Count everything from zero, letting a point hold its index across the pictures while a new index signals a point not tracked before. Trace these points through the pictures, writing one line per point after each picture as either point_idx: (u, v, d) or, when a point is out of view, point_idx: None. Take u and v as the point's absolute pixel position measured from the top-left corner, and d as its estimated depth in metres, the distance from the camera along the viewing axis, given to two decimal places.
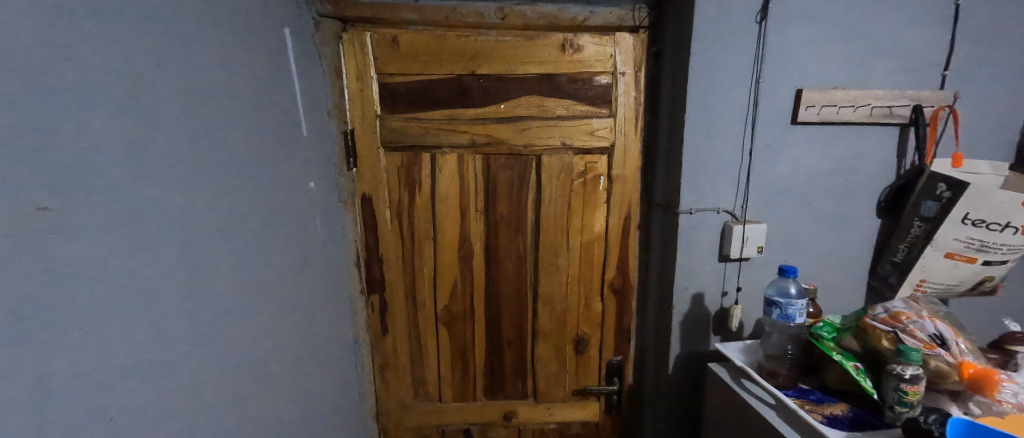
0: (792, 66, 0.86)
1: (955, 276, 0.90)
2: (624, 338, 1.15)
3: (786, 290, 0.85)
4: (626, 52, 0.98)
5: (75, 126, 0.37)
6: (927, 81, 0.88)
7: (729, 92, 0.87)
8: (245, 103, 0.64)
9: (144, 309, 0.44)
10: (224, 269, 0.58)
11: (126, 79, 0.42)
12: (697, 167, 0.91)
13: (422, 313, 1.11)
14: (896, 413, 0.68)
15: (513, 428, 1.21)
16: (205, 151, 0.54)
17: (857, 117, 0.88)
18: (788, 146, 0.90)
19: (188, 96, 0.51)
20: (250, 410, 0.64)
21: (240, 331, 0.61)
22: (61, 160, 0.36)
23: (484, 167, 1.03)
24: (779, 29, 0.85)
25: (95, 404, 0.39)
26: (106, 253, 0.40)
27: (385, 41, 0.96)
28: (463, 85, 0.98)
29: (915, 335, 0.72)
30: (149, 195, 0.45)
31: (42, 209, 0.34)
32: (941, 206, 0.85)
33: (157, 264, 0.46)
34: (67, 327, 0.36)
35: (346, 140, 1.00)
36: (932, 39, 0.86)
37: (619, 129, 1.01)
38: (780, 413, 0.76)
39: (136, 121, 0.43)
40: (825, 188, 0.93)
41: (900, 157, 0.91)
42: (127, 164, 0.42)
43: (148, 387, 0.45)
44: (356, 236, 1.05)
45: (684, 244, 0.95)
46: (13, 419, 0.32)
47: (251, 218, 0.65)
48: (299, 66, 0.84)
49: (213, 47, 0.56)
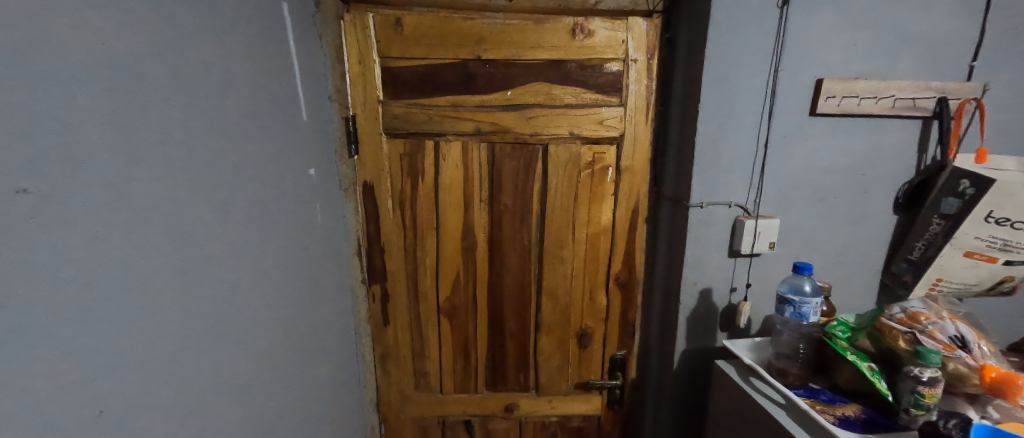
0: (813, 54, 0.83)
1: (974, 276, 0.88)
2: (628, 332, 1.13)
3: (800, 288, 0.82)
4: (639, 38, 0.94)
5: (55, 103, 0.34)
6: (953, 72, 0.85)
7: (746, 81, 0.84)
8: (241, 85, 0.61)
9: (132, 298, 0.42)
10: (219, 259, 0.56)
11: (112, 54, 0.40)
12: (709, 159, 0.88)
13: (424, 303, 1.09)
14: (911, 416, 0.66)
15: (514, 420, 1.20)
16: (199, 134, 0.52)
17: (878, 109, 0.84)
18: (805, 139, 0.87)
19: (180, 75, 0.49)
20: (248, 402, 0.62)
21: (236, 323, 0.60)
22: (44, 139, 0.33)
23: (489, 157, 1.00)
24: (801, 14, 0.81)
25: (85, 399, 0.37)
26: (93, 238, 0.38)
27: (389, 23, 0.93)
28: (469, 71, 0.95)
29: (934, 336, 0.70)
30: (140, 180, 0.43)
31: (22, 192, 0.32)
32: (963, 202, 0.82)
33: (147, 252, 0.44)
34: (50, 318, 0.34)
35: (348, 126, 0.97)
36: (960, 28, 0.83)
37: (629, 118, 0.98)
38: (790, 413, 0.73)
39: (124, 100, 0.41)
40: (841, 183, 0.90)
41: (921, 151, 0.88)
42: (115, 150, 0.40)
43: (139, 379, 0.43)
44: (357, 226, 1.03)
45: (694, 239, 0.92)
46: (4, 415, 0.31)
47: (248, 205, 0.63)
48: (298, 47, 0.80)
49: (205, 22, 0.53)
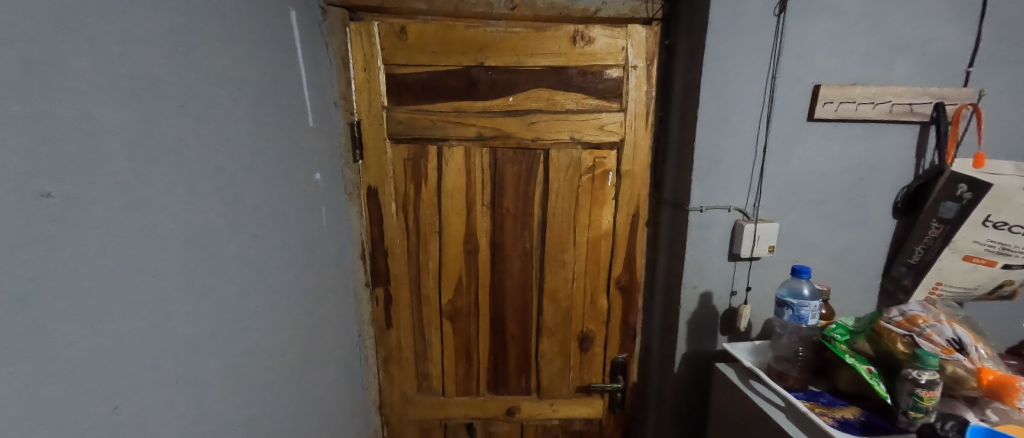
0: (811, 61, 0.84)
1: (973, 280, 0.88)
2: (629, 336, 1.13)
3: (799, 291, 0.83)
4: (638, 45, 0.95)
5: (78, 113, 0.36)
6: (950, 78, 0.86)
7: (744, 87, 0.85)
8: (249, 92, 0.63)
9: (145, 299, 0.43)
10: (227, 262, 0.57)
11: (129, 64, 0.42)
12: (709, 164, 0.89)
13: (427, 306, 1.10)
14: (910, 418, 0.67)
15: (516, 423, 1.20)
16: (209, 141, 0.54)
17: (876, 114, 0.85)
18: (802, 145, 0.88)
19: (191, 85, 0.50)
20: (255, 401, 0.64)
21: (244, 325, 0.61)
22: (64, 145, 0.35)
23: (492, 162, 1.01)
24: (798, 22, 0.82)
25: (101, 397, 0.39)
26: (110, 240, 0.39)
27: (393, 31, 0.95)
28: (471, 77, 0.97)
29: (932, 339, 0.71)
30: (154, 186, 0.45)
31: (45, 195, 0.33)
32: (961, 206, 0.82)
33: (159, 254, 0.45)
34: (70, 317, 0.36)
35: (352, 132, 0.99)
36: (956, 35, 0.84)
37: (629, 124, 0.99)
38: (789, 416, 0.74)
39: (138, 108, 0.42)
40: (839, 187, 0.91)
41: (919, 156, 0.89)
42: (131, 157, 0.42)
43: (150, 377, 0.44)
44: (362, 229, 1.04)
45: (693, 243, 0.93)
46: (28, 409, 0.32)
47: (255, 208, 0.64)
48: (305, 54, 0.82)
49: (215, 34, 0.55)
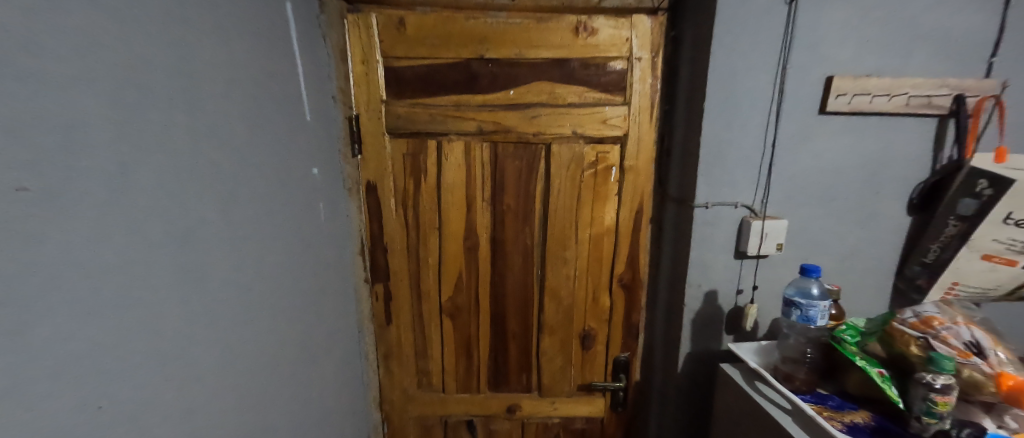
0: (824, 52, 0.81)
1: (992, 280, 0.85)
2: (632, 334, 1.11)
3: (807, 291, 0.80)
4: (643, 36, 0.93)
5: (66, 106, 0.35)
6: (971, 69, 0.82)
7: (753, 79, 0.82)
8: (244, 85, 0.62)
9: (136, 297, 0.43)
10: (221, 258, 0.56)
11: (120, 56, 0.40)
12: (716, 159, 0.86)
13: (426, 302, 1.09)
14: (923, 424, 0.64)
15: (517, 421, 1.19)
16: (202, 136, 0.52)
17: (892, 107, 0.82)
18: (814, 139, 0.85)
19: (184, 78, 0.49)
20: (251, 398, 0.63)
21: (239, 322, 0.60)
22: (47, 138, 0.33)
23: (492, 157, 1.00)
24: (811, 11, 0.79)
25: (90, 397, 0.38)
26: (99, 237, 0.38)
27: (392, 23, 0.93)
28: (471, 71, 0.95)
29: (947, 341, 0.68)
30: (144, 181, 0.43)
31: (21, 190, 0.31)
32: (981, 203, 0.78)
33: (151, 251, 0.44)
34: (56, 317, 0.35)
35: (351, 126, 0.97)
36: (979, 24, 0.80)
37: (633, 118, 0.96)
38: (796, 419, 0.72)
39: (128, 102, 0.41)
40: (852, 183, 0.87)
41: (937, 150, 0.85)
42: (119, 152, 0.41)
43: (142, 376, 0.43)
44: (361, 225, 1.03)
45: (699, 240, 0.91)
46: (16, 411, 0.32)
47: (250, 204, 0.64)
48: (302, 47, 0.81)
49: (208, 25, 0.54)
